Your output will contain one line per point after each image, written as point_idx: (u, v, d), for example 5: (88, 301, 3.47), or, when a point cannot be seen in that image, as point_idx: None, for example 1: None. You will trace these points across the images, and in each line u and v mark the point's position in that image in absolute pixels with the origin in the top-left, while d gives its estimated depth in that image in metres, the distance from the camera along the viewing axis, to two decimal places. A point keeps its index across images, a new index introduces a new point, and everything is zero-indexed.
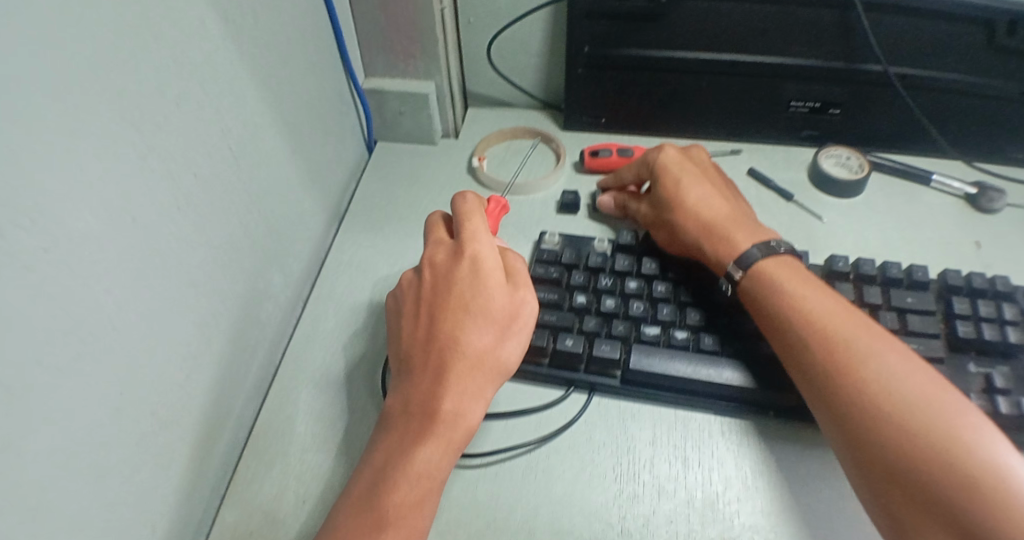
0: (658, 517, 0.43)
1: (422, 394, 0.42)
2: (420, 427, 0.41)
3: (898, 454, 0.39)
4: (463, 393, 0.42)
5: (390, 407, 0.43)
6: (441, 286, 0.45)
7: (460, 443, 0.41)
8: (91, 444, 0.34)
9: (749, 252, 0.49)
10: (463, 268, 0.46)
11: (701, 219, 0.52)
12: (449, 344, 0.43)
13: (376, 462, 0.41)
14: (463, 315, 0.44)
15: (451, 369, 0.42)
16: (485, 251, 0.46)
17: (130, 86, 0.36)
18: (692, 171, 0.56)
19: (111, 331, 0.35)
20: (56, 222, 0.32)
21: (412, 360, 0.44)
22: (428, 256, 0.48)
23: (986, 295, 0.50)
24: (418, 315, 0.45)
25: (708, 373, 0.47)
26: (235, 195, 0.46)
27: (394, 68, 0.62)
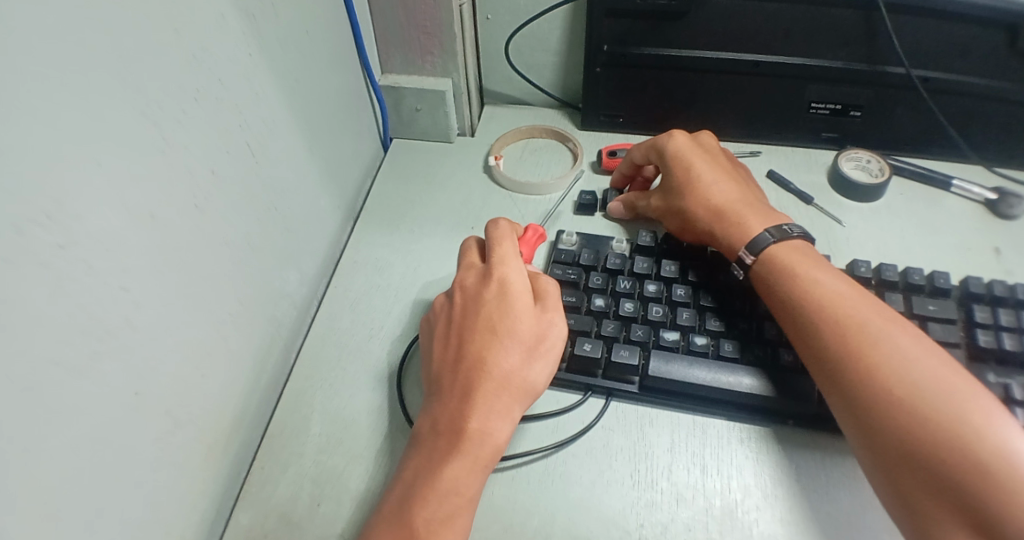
0: (676, 525, 0.43)
1: (449, 414, 0.42)
2: (447, 445, 0.41)
3: (909, 439, 0.38)
4: (490, 412, 0.42)
5: (418, 427, 0.43)
6: (470, 309, 0.45)
7: (488, 461, 0.41)
8: (106, 445, 0.34)
9: (761, 237, 0.49)
10: (490, 291, 0.46)
11: (711, 206, 0.52)
12: (476, 364, 0.43)
13: (405, 477, 0.41)
14: (490, 337, 0.44)
15: (477, 389, 0.42)
16: (514, 274, 0.46)
17: (148, 83, 0.35)
18: (701, 157, 0.55)
19: (126, 332, 0.35)
20: (72, 221, 0.31)
21: (439, 381, 0.44)
22: (459, 279, 0.48)
23: (1008, 303, 0.50)
24: (448, 338, 0.45)
25: (727, 380, 0.47)
26: (252, 193, 0.45)
27: (411, 65, 0.61)
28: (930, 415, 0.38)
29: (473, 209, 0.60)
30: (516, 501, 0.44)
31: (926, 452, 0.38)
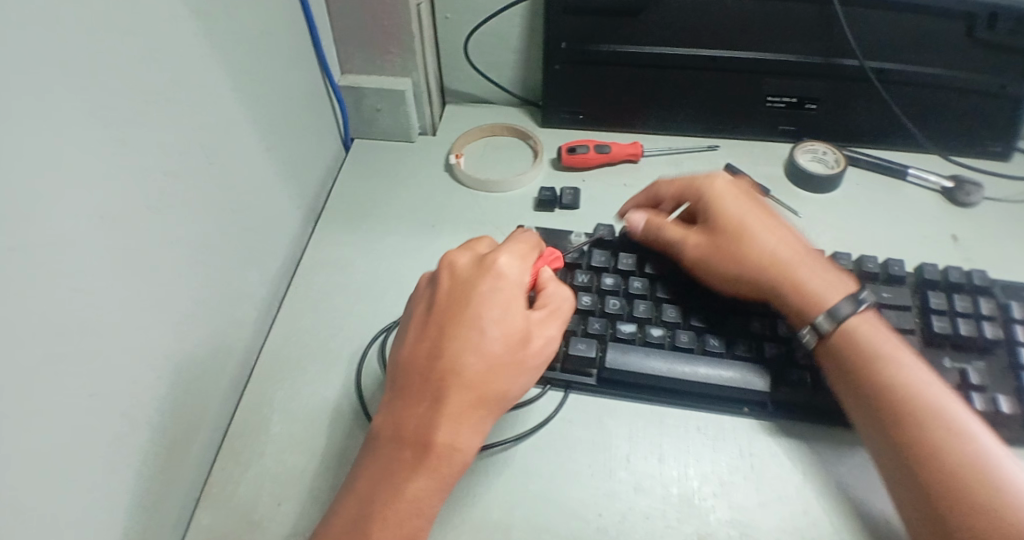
0: (635, 514, 0.43)
1: (417, 419, 0.40)
2: (411, 454, 0.39)
3: (936, 473, 0.39)
4: (464, 425, 0.40)
5: (380, 425, 0.41)
6: (455, 303, 0.43)
7: (453, 474, 0.40)
8: (63, 448, 0.34)
9: (840, 306, 0.45)
10: (481, 288, 0.43)
11: (765, 256, 0.48)
12: (453, 368, 0.41)
13: (364, 477, 0.40)
14: (472, 338, 0.41)
15: (451, 397, 0.40)
16: (510, 275, 0.44)
17: (102, 84, 0.35)
18: (745, 204, 0.51)
19: (85, 333, 0.35)
20: (30, 223, 0.31)
21: (411, 377, 0.41)
22: (448, 263, 0.45)
23: (963, 289, 0.51)
24: (425, 330, 0.43)
25: (684, 370, 0.47)
26: (208, 194, 0.45)
27: (371, 65, 0.62)
28: (942, 447, 0.40)
29: (435, 208, 0.60)
30: (477, 495, 0.44)
31: (931, 482, 0.39)
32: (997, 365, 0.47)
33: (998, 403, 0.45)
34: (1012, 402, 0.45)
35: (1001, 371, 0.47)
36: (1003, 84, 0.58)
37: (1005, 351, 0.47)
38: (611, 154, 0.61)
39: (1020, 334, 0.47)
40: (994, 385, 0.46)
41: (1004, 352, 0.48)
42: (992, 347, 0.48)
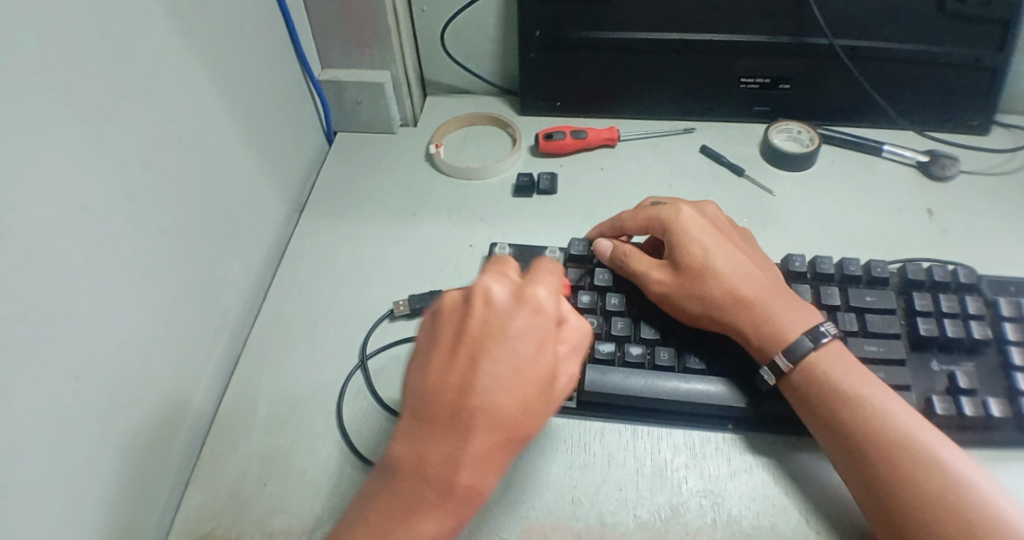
0: (608, 485, 0.45)
1: (437, 460, 0.35)
2: (431, 497, 0.35)
3: (922, 514, 0.39)
4: (487, 471, 0.35)
5: (395, 460, 0.36)
6: (489, 334, 0.36)
7: (468, 520, 0.36)
8: (50, 428, 0.36)
9: (800, 343, 0.44)
10: (518, 318, 0.37)
11: (736, 296, 0.46)
12: (482, 408, 0.35)
13: (372, 520, 0.35)
14: (504, 377, 0.36)
15: (479, 439, 0.35)
16: (548, 303, 0.38)
17: (77, 82, 0.37)
18: (711, 235, 0.49)
19: (66, 319, 0.37)
20: (8, 215, 0.33)
21: (432, 414, 0.36)
22: (482, 283, 0.38)
23: (948, 288, 0.50)
24: (451, 360, 0.36)
25: (665, 390, 0.47)
26: (189, 187, 0.47)
27: (349, 58, 0.63)
28: (914, 486, 0.39)
29: (416, 196, 0.62)
30: None
31: (906, 518, 0.39)
32: (985, 364, 0.47)
33: (989, 407, 0.44)
34: (1003, 405, 0.45)
35: (990, 370, 0.47)
36: (978, 57, 0.59)
37: (992, 351, 0.48)
38: (587, 140, 0.63)
39: (1007, 334, 0.47)
40: (984, 386, 0.46)
41: (991, 350, 0.48)
42: (980, 347, 0.48)
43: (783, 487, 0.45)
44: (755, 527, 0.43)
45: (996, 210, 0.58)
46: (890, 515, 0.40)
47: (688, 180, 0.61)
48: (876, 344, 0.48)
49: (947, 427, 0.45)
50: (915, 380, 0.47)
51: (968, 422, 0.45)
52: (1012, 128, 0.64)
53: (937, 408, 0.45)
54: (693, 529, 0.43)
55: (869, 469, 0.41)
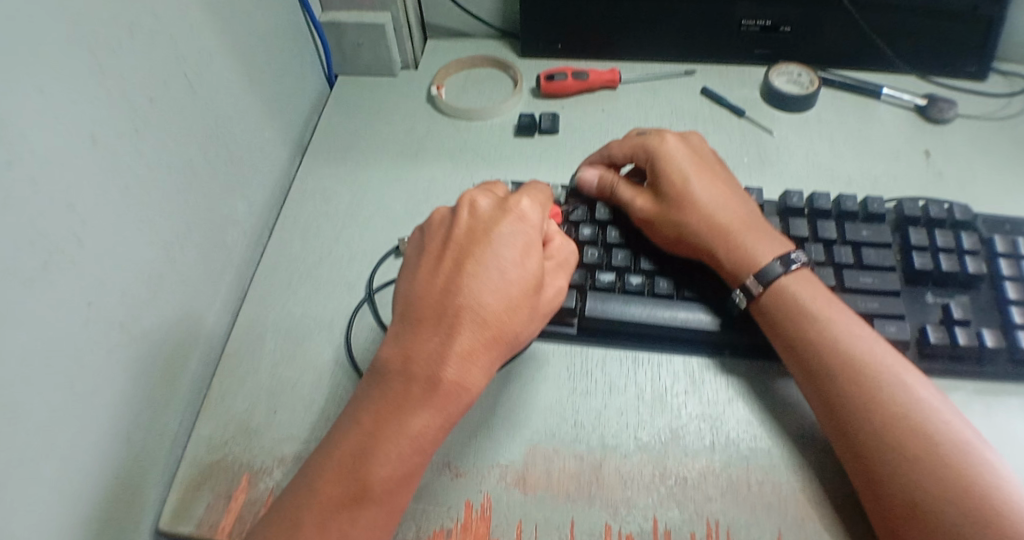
0: (610, 410, 0.46)
1: (425, 353, 0.38)
2: (418, 388, 0.38)
3: (873, 429, 0.40)
4: (472, 362, 0.38)
5: (386, 358, 0.39)
6: (475, 238, 0.41)
7: (456, 412, 0.38)
8: (64, 349, 0.37)
9: (772, 269, 0.46)
10: (503, 224, 0.41)
11: (711, 220, 0.48)
12: (469, 305, 0.39)
13: (352, 433, 0.37)
14: (487, 276, 0.40)
15: (463, 333, 0.39)
16: (532, 212, 0.42)
17: (80, 6, 0.37)
18: (694, 164, 0.51)
19: (76, 241, 0.37)
20: (16, 133, 0.33)
21: (419, 311, 0.39)
22: (467, 199, 0.43)
23: (944, 225, 0.51)
24: (439, 263, 0.41)
25: (665, 315, 0.48)
26: (194, 121, 0.47)
27: (350, 0, 0.63)
28: (868, 405, 0.41)
29: (417, 139, 0.62)
30: None
31: (861, 435, 0.40)
32: (980, 298, 0.48)
33: (982, 337, 0.45)
34: (995, 336, 0.45)
35: (984, 303, 0.48)
36: (976, 4, 0.59)
37: (987, 285, 0.48)
38: (588, 82, 0.64)
39: (1002, 268, 0.48)
40: (978, 318, 0.47)
41: (986, 285, 0.48)
42: (974, 281, 0.48)
43: (780, 411, 0.46)
44: (752, 449, 0.44)
45: (991, 153, 0.59)
46: (852, 441, 0.41)
47: (688, 122, 0.61)
48: (871, 277, 0.48)
49: (939, 357, 0.46)
50: (910, 312, 0.48)
51: (962, 351, 0.45)
52: (1010, 75, 0.64)
53: (930, 337, 0.46)
54: (692, 451, 0.44)
55: (835, 401, 0.42)
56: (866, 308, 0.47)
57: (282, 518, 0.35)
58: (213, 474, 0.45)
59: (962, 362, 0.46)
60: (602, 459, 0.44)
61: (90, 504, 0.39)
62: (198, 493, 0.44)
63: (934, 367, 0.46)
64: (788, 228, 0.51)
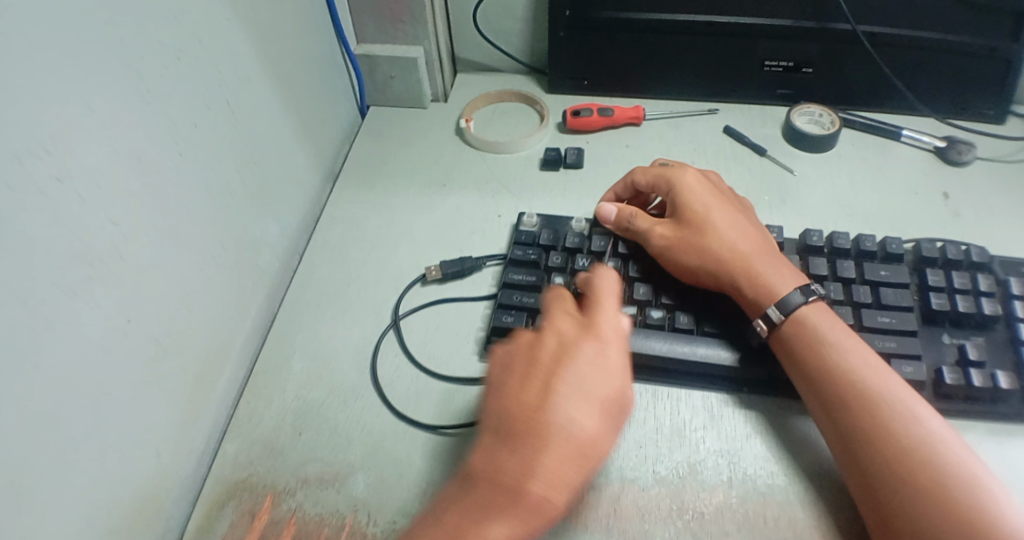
0: (629, 442, 0.47)
1: (512, 463, 0.39)
2: (503, 498, 0.38)
3: (891, 461, 0.40)
4: (554, 471, 0.39)
5: (477, 466, 0.40)
6: (560, 400, 0.40)
7: (535, 506, 0.38)
8: (101, 361, 0.38)
9: (790, 297, 0.47)
10: (591, 372, 0.41)
11: (731, 247, 0.49)
12: (550, 464, 0.39)
13: (440, 513, 0.39)
14: (571, 455, 0.39)
15: (540, 475, 0.38)
16: (615, 348, 0.43)
17: (133, 37, 0.40)
18: (714, 197, 0.53)
19: (116, 260, 0.39)
20: (70, 154, 0.35)
21: (515, 436, 0.40)
22: (555, 328, 0.44)
23: (960, 266, 0.52)
24: (540, 379, 0.41)
25: (683, 350, 0.49)
26: (233, 146, 0.50)
27: (384, 34, 0.66)
28: (885, 439, 0.41)
29: (445, 169, 0.64)
30: (482, 430, 0.48)
31: (876, 467, 0.41)
32: (996, 339, 0.48)
33: (997, 379, 0.46)
34: (1010, 378, 0.46)
35: (999, 345, 0.48)
36: (994, 46, 0.60)
37: (1003, 327, 0.49)
38: (613, 118, 0.66)
39: (1018, 310, 0.48)
40: (993, 360, 0.47)
41: (1002, 326, 0.49)
42: (990, 323, 0.49)
43: (798, 448, 0.46)
44: (768, 485, 0.44)
45: (1008, 195, 0.59)
46: (878, 490, 0.40)
47: (710, 158, 0.63)
48: (889, 316, 0.49)
49: (955, 398, 0.46)
50: (926, 352, 0.48)
51: (977, 393, 0.46)
52: None
53: (946, 378, 0.46)
54: (709, 485, 0.45)
55: (852, 433, 0.42)
56: (884, 347, 0.47)
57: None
58: (236, 493, 0.46)
59: (983, 406, 0.46)
60: (620, 491, 0.44)
61: (119, 516, 0.40)
62: (221, 510, 0.46)
63: (951, 408, 0.46)
64: (807, 265, 0.52)
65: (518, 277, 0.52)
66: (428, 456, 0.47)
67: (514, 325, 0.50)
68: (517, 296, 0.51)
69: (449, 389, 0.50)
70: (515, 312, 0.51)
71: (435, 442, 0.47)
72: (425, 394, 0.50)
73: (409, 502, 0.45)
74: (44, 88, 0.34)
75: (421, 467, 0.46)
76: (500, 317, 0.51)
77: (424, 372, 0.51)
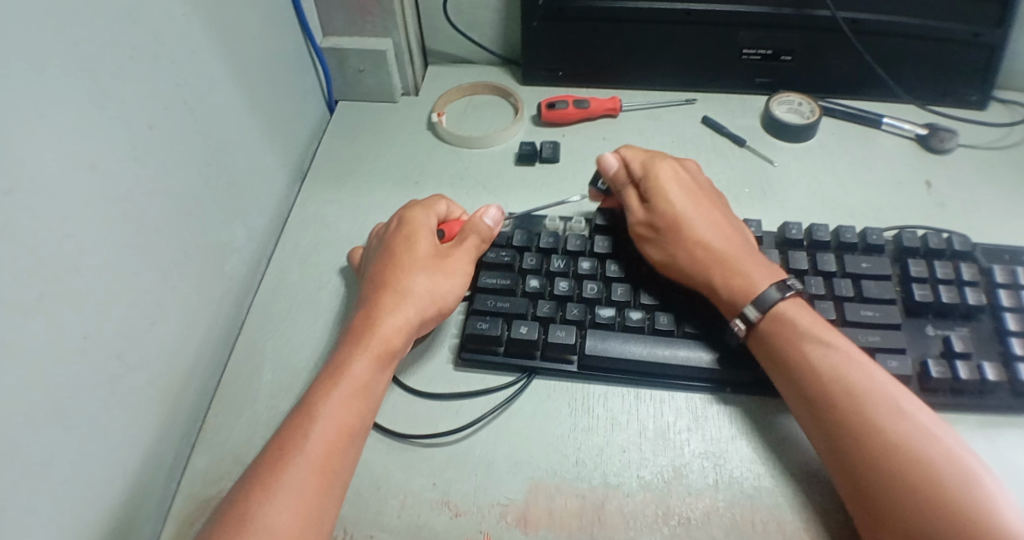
0: (612, 447, 0.46)
1: (357, 341, 0.45)
2: (352, 344, 0.45)
3: (895, 471, 0.39)
4: (380, 338, 0.45)
5: (327, 371, 0.44)
6: (394, 278, 0.48)
7: (379, 347, 0.44)
8: (59, 384, 0.36)
9: (767, 293, 0.45)
10: (400, 245, 0.50)
11: (708, 250, 0.48)
12: (376, 315, 0.46)
13: (293, 416, 0.42)
14: (398, 296, 0.47)
15: (378, 328, 0.45)
16: (422, 245, 0.50)
17: (84, 36, 0.37)
18: (689, 193, 0.51)
19: (73, 274, 0.36)
20: (15, 164, 0.33)
21: (353, 333, 0.45)
22: (380, 233, 0.53)
23: (942, 255, 0.51)
24: (414, 252, 0.49)
25: (664, 354, 0.47)
26: (193, 147, 0.47)
27: (352, 26, 0.64)
28: (888, 447, 0.40)
29: (419, 165, 0.62)
30: (461, 439, 0.46)
31: (879, 476, 0.39)
32: (981, 329, 0.48)
33: (984, 371, 0.45)
34: (996, 369, 0.45)
35: (985, 336, 0.47)
36: (977, 32, 0.59)
37: (988, 316, 0.48)
38: (589, 110, 0.64)
39: (1003, 299, 0.48)
40: (979, 351, 0.47)
41: (986, 316, 0.48)
42: (975, 313, 0.48)
43: (784, 449, 0.45)
44: (756, 488, 0.43)
45: (991, 183, 0.59)
46: (883, 501, 0.39)
47: (689, 150, 0.62)
48: (871, 310, 0.48)
49: (941, 392, 0.45)
50: (910, 345, 0.47)
51: (963, 387, 0.45)
52: (1010, 104, 0.64)
53: (932, 372, 0.45)
54: (696, 489, 0.43)
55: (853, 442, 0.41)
56: (867, 342, 0.46)
57: (252, 489, 0.38)
58: (207, 509, 0.45)
59: (973, 404, 0.45)
60: (604, 498, 0.43)
61: None
62: (192, 530, 0.44)
63: (938, 403, 0.45)
64: (787, 260, 0.51)
65: (492, 280, 0.50)
66: (406, 466, 0.45)
67: (489, 333, 0.48)
68: (491, 301, 0.50)
69: (424, 399, 0.48)
70: (490, 318, 0.49)
71: (412, 452, 0.46)
72: (401, 404, 0.48)
73: (388, 515, 0.43)
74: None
75: (399, 480, 0.45)
76: (474, 324, 0.49)
77: (394, 383, 0.49)
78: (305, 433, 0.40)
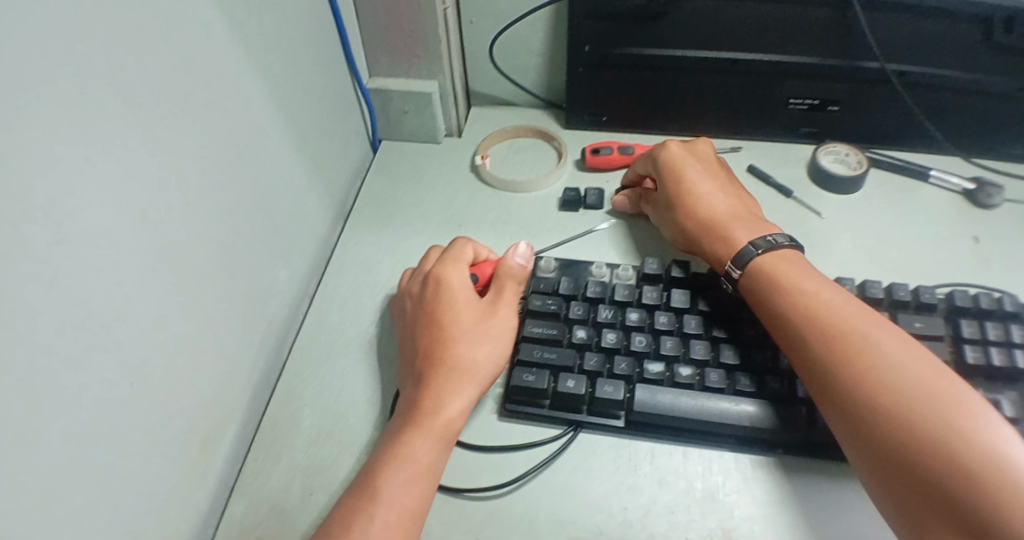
0: (658, 508, 0.44)
1: (416, 421, 0.44)
2: (411, 425, 0.44)
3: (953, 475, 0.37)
4: (439, 418, 0.44)
5: (384, 451, 0.43)
6: (446, 350, 0.47)
7: (440, 428, 0.44)
8: (103, 435, 0.35)
9: (744, 249, 0.50)
10: (441, 309, 0.49)
11: (703, 218, 0.53)
12: (433, 394, 0.45)
13: (351, 498, 0.41)
14: (455, 373, 0.46)
15: (438, 409, 0.45)
16: (461, 304, 0.49)
17: (143, 84, 0.37)
18: (698, 169, 0.56)
19: (121, 324, 0.36)
20: (69, 216, 0.32)
21: (411, 413, 0.45)
22: (413, 291, 0.52)
23: (993, 316, 0.50)
24: (461, 318, 0.49)
25: (715, 412, 0.46)
26: (242, 191, 0.47)
27: (397, 69, 0.64)
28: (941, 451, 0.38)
29: (461, 208, 0.62)
30: (501, 495, 0.45)
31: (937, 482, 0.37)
32: None
33: None
34: None
35: None
36: None
37: None
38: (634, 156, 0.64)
39: None
40: None
41: None
42: None
43: (837, 517, 0.44)
44: None
45: None
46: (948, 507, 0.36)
47: None
48: None
49: None
50: None
51: None
52: None
53: None
54: None
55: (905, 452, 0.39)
56: None
57: None
58: None
59: None
60: None
61: None
62: None
63: None
64: None
65: (538, 330, 0.50)
66: (447, 523, 0.44)
67: (535, 385, 0.47)
68: (538, 352, 0.49)
69: (466, 452, 0.47)
70: (536, 370, 0.48)
71: (453, 508, 0.45)
72: None
73: None
74: (40, 144, 0.31)
75: (438, 536, 0.44)
76: (521, 376, 0.48)
77: None
78: (369, 517, 0.40)
